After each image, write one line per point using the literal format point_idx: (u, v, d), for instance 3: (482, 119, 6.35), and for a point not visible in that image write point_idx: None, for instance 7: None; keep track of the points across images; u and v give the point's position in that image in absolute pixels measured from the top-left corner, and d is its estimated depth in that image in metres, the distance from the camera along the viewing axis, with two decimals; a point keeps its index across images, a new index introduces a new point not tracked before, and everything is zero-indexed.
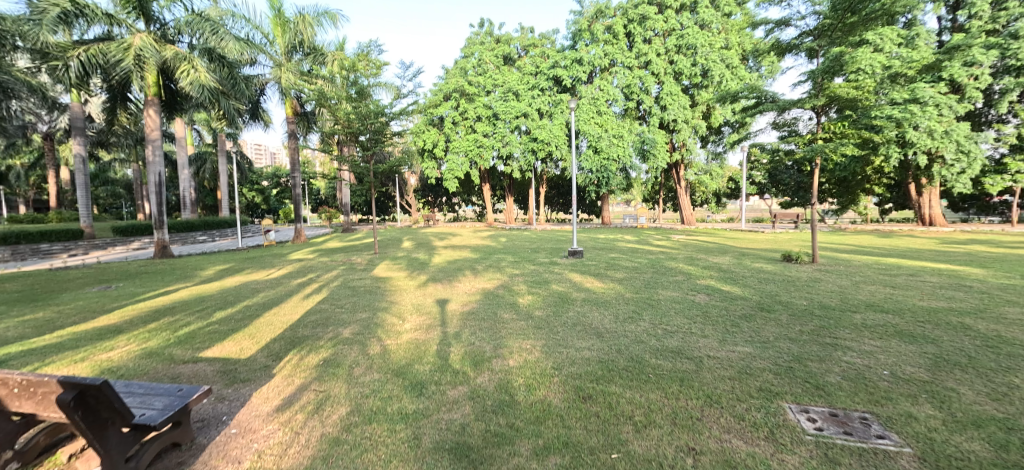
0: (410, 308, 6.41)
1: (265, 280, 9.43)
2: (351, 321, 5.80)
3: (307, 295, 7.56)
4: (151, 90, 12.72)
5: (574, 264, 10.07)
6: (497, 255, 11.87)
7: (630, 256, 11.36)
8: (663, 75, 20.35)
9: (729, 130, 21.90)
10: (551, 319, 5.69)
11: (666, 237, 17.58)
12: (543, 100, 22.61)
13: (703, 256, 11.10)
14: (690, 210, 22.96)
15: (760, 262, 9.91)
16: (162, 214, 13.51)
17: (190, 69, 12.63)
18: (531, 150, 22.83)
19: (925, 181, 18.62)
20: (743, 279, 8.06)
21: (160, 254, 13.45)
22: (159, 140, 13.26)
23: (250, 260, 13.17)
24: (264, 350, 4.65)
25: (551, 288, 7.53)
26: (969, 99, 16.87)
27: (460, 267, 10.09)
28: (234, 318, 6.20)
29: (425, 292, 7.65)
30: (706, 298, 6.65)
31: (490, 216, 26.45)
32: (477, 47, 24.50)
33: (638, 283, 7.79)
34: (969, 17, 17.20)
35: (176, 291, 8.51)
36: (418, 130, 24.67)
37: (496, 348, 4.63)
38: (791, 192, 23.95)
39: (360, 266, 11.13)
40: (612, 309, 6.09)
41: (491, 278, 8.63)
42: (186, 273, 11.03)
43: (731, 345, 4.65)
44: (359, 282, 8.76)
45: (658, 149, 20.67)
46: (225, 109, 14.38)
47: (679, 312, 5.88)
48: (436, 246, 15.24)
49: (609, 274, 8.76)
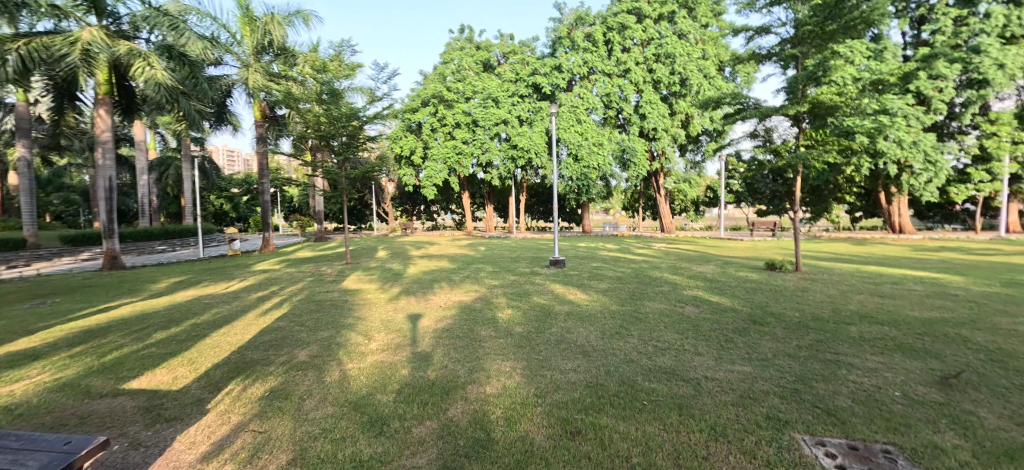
0: (378, 325, 5.85)
1: (221, 294, 8.67)
2: (310, 341, 5.19)
3: (266, 311, 6.90)
4: (102, 88, 11.78)
5: (556, 274, 9.65)
6: (476, 265, 11.35)
7: (613, 265, 11.02)
8: (642, 84, 20.36)
9: (707, 139, 22.05)
10: (532, 336, 5.22)
11: (647, 245, 17.40)
12: (523, 107, 22.34)
13: (687, 265, 10.86)
14: (670, 219, 22.97)
15: (745, 271, 9.71)
16: (111, 221, 12.44)
17: (147, 66, 11.79)
18: (511, 158, 22.46)
19: (894, 189, 19.05)
20: (730, 288, 7.79)
21: (108, 266, 12.35)
22: (110, 142, 12.28)
23: (209, 271, 12.27)
24: (202, 379, 4.03)
25: (532, 300, 7.08)
26: (935, 111, 17.36)
27: (436, 278, 9.52)
28: (177, 340, 5.51)
29: (396, 306, 7.08)
30: (695, 310, 6.30)
31: (469, 225, 25.88)
32: (456, 53, 24.16)
33: (622, 294, 7.42)
34: (933, 33, 17.77)
35: (118, 307, 7.69)
36: (395, 136, 24.05)
37: (471, 372, 4.12)
38: (767, 201, 24.25)
39: (329, 277, 10.44)
40: (598, 324, 5.67)
41: (468, 290, 8.10)
42: (135, 286, 10.12)
43: (729, 364, 4.27)
44: (325, 295, 8.11)
45: (638, 157, 20.60)
46: (185, 110, 13.47)
47: (669, 326, 5.51)
48: (412, 256, 14.63)
49: (592, 284, 8.37)
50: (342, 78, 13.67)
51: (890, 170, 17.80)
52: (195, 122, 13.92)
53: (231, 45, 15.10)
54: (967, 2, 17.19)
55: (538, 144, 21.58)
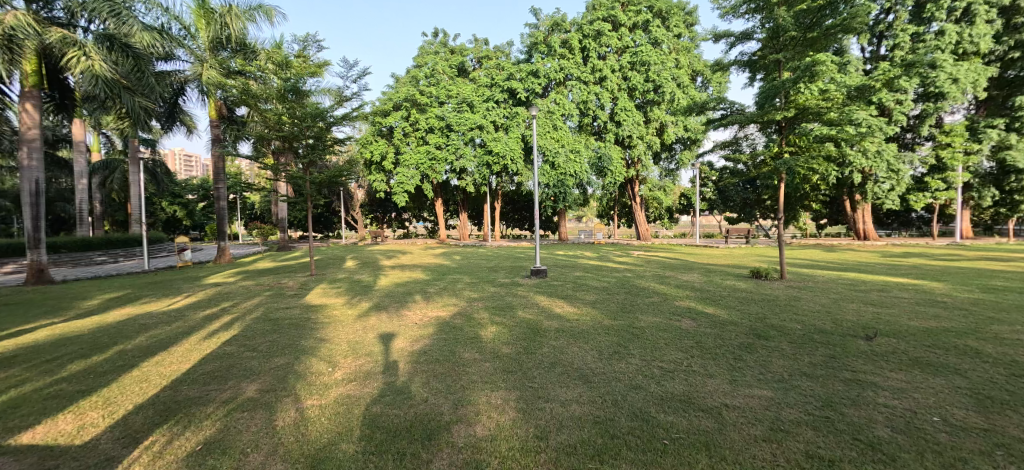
0: (343, 348, 5.12)
1: (162, 312, 7.64)
2: (262, 371, 4.42)
3: (212, 333, 6.00)
4: (29, 79, 10.45)
5: (538, 285, 9.10)
6: (452, 276, 10.66)
7: (595, 275, 10.59)
8: (617, 92, 20.28)
9: (681, 147, 22.20)
10: (522, 358, 4.62)
11: (625, 253, 17.17)
12: (498, 112, 21.86)
13: (671, 273, 10.55)
14: (645, 226, 22.95)
15: (731, 279, 9.46)
16: (38, 230, 11.01)
17: (82, 56, 10.57)
18: (486, 164, 21.87)
19: (859, 197, 19.67)
20: (722, 299, 7.45)
21: (33, 280, 10.91)
22: (38, 141, 10.88)
23: (153, 285, 11.03)
24: (117, 430, 3.23)
25: (517, 315, 6.50)
26: (896, 122, 18.04)
27: (409, 291, 8.78)
28: (98, 372, 4.60)
29: (366, 324, 6.34)
30: (692, 324, 5.88)
31: (443, 233, 25.04)
32: (430, 57, 23.51)
33: (612, 307, 6.96)
34: (893, 48, 18.52)
35: (32, 330, 6.57)
36: (365, 141, 23.08)
37: (455, 407, 3.50)
38: (739, 208, 24.66)
39: (289, 291, 9.51)
40: (592, 341, 5.15)
41: (446, 304, 7.43)
42: (62, 304, 8.89)
43: (746, 388, 3.81)
44: (284, 312, 7.26)
45: (614, 165, 20.46)
46: (128, 106, 12.20)
47: (669, 343, 5.05)
48: (383, 266, 13.76)
49: (578, 296, 7.86)
50: (308, 77, 12.69)
51: (856, 179, 18.32)
52: (140, 120, 12.64)
53: (184, 39, 13.96)
54: (922, 20, 18.05)
55: (514, 150, 21.07)
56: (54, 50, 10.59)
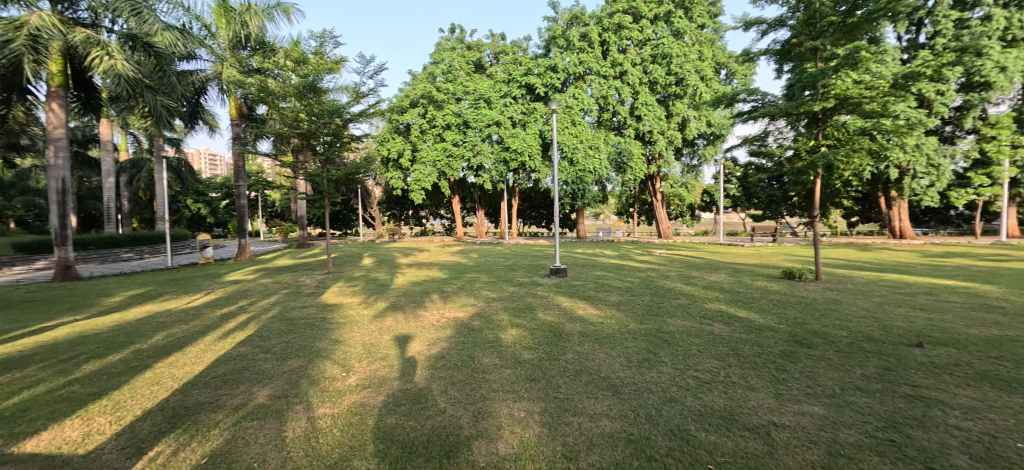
0: (358, 351, 4.93)
1: (180, 310, 7.61)
2: (275, 375, 4.26)
3: (227, 333, 5.91)
4: (55, 79, 10.61)
5: (559, 285, 8.79)
6: (469, 274, 10.44)
7: (617, 274, 10.22)
8: (638, 86, 19.74)
9: (703, 143, 21.50)
10: (546, 365, 4.35)
11: (646, 251, 16.70)
12: (516, 108, 21.53)
13: (697, 273, 10.11)
14: (667, 224, 22.37)
15: (762, 280, 8.98)
16: (64, 227, 11.23)
17: (105, 55, 10.68)
18: (503, 160, 21.59)
19: (894, 194, 18.75)
20: (754, 301, 7.02)
21: (60, 277, 11.13)
22: (64, 140, 11.06)
23: (175, 282, 11.14)
24: (123, 438, 3.09)
25: (537, 317, 6.23)
26: (937, 114, 17.06)
27: (426, 290, 8.58)
28: (112, 373, 4.52)
29: (382, 325, 6.16)
30: (725, 328, 5.51)
31: (460, 230, 24.87)
32: (447, 53, 23.32)
33: (637, 309, 6.62)
34: (934, 35, 17.48)
35: (53, 328, 6.59)
36: (382, 138, 23.09)
37: (475, 420, 3.24)
38: (765, 205, 23.83)
39: (306, 289, 9.44)
40: (619, 347, 4.84)
41: (464, 304, 7.20)
42: (86, 301, 9.00)
43: (794, 404, 3.46)
44: (300, 311, 7.15)
45: (634, 161, 19.95)
46: (150, 105, 12.33)
47: (703, 349, 4.70)
48: (400, 264, 13.65)
49: (601, 297, 7.53)
50: (325, 74, 12.58)
51: (892, 174, 17.42)
52: (162, 119, 12.76)
53: (205, 38, 14.11)
54: (966, 5, 17.00)
55: (532, 146, 20.71)
56: (79, 49, 10.75)
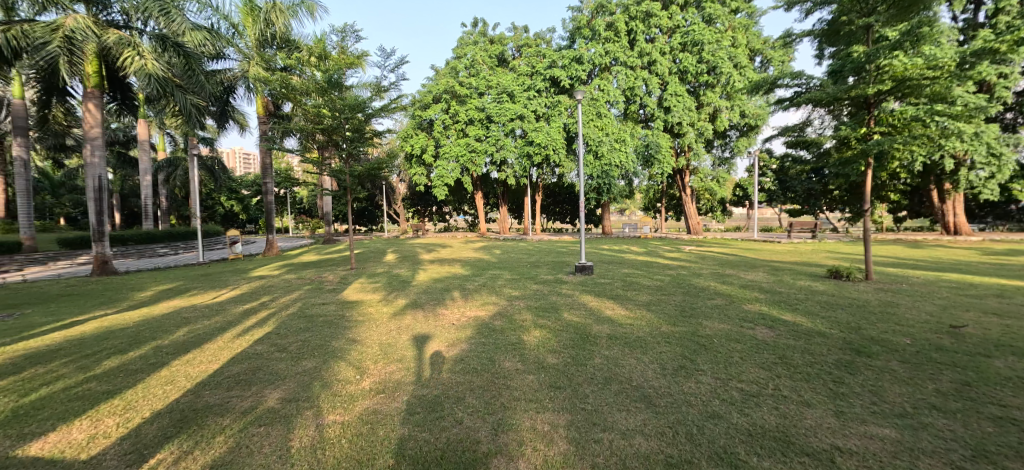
0: (375, 352, 4.73)
1: (205, 306, 7.65)
2: (288, 376, 4.10)
3: (247, 330, 5.83)
4: (90, 80, 10.91)
5: (584, 283, 8.41)
6: (492, 271, 10.18)
7: (647, 271, 9.75)
8: (666, 76, 19.00)
9: (736, 134, 20.51)
10: (572, 371, 4.02)
11: (676, 248, 16.04)
12: (540, 101, 21.10)
13: (732, 271, 9.53)
14: (696, 219, 21.54)
15: (804, 279, 8.35)
16: (101, 224, 11.58)
17: (136, 55, 10.91)
18: (527, 155, 21.22)
19: (948, 186, 17.42)
20: (799, 302, 6.47)
21: (98, 271, 11.51)
22: (99, 139, 11.39)
23: (204, 277, 11.34)
24: (128, 443, 2.95)
25: (562, 317, 5.89)
26: (999, 99, 15.68)
27: (447, 288, 8.36)
28: (130, 370, 4.46)
29: (401, 324, 5.96)
30: (769, 333, 5.03)
31: (483, 226, 24.66)
32: (469, 47, 23.10)
33: (669, 309, 6.20)
34: (996, 13, 16.04)
35: (83, 323, 6.71)
36: (406, 134, 23.12)
37: (495, 434, 2.95)
38: (802, 200, 22.61)
39: (328, 285, 9.38)
40: (651, 352, 4.47)
41: (485, 302, 6.93)
42: (118, 295, 9.21)
43: (858, 424, 3.03)
44: (320, 307, 7.04)
45: (663, 154, 19.21)
46: (180, 103, 12.56)
47: (745, 357, 4.27)
48: (422, 260, 13.54)
49: (629, 296, 7.12)
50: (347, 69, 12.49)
51: (947, 165, 16.10)
52: (192, 118, 13.02)
53: (232, 38, 14.29)
54: None
55: (556, 140, 20.25)
56: (112, 50, 11.00)
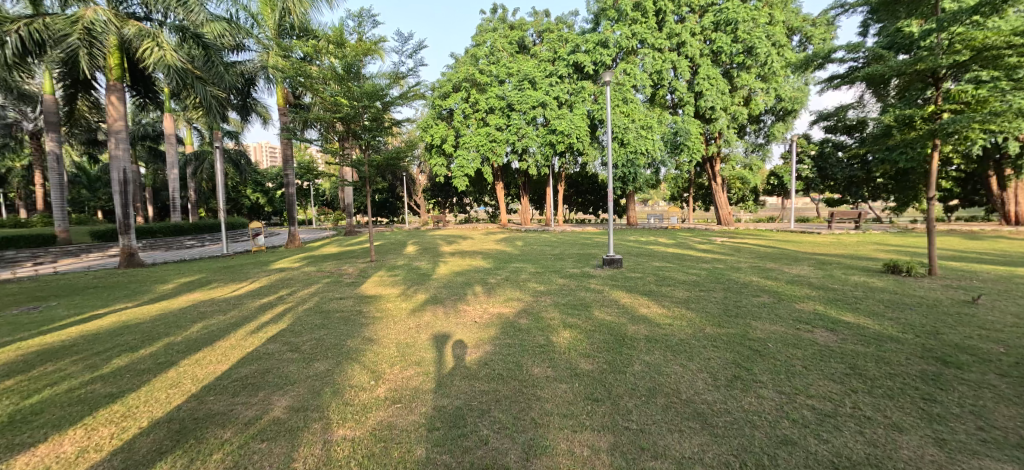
0: (392, 353, 4.37)
1: (222, 299, 7.48)
2: (300, 380, 3.79)
3: (262, 325, 5.60)
4: (112, 73, 10.90)
5: (614, 277, 7.89)
6: (515, 265, 9.75)
7: (680, 265, 9.16)
8: (697, 58, 18.04)
9: (771, 119, 19.39)
10: (610, 380, 3.56)
11: (707, 239, 15.26)
12: (562, 88, 20.39)
13: (774, 265, 8.82)
14: (727, 210, 20.59)
15: (858, 273, 7.63)
16: (127, 216, 11.67)
17: (155, 47, 10.83)
18: (549, 143, 20.60)
19: (1010, 172, 16.07)
20: (858, 301, 5.82)
21: (125, 263, 11.64)
22: (123, 132, 11.41)
23: (227, 269, 11.32)
24: (120, 459, 2.67)
25: (593, 315, 5.44)
26: None
27: (469, 282, 7.99)
28: (138, 370, 4.23)
29: (421, 321, 5.61)
30: (831, 336, 4.45)
31: (505, 218, 24.22)
32: (489, 35, 22.52)
33: (710, 307, 5.66)
34: None
35: (101, 317, 6.59)
36: (426, 125, 22.80)
37: (525, 460, 2.53)
38: (842, 188, 21.33)
39: (347, 278, 9.15)
40: (698, 358, 3.96)
41: (509, 298, 6.52)
42: (141, 288, 9.19)
43: (970, 457, 2.48)
44: (338, 302, 6.78)
45: (693, 140, 18.33)
46: (200, 95, 12.47)
47: (810, 366, 3.72)
48: (443, 252, 13.23)
49: (664, 293, 6.58)
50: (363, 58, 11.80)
51: (1010, 149, 14.73)
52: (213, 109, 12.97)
53: (251, 29, 14.22)
54: None
55: (579, 128, 19.58)
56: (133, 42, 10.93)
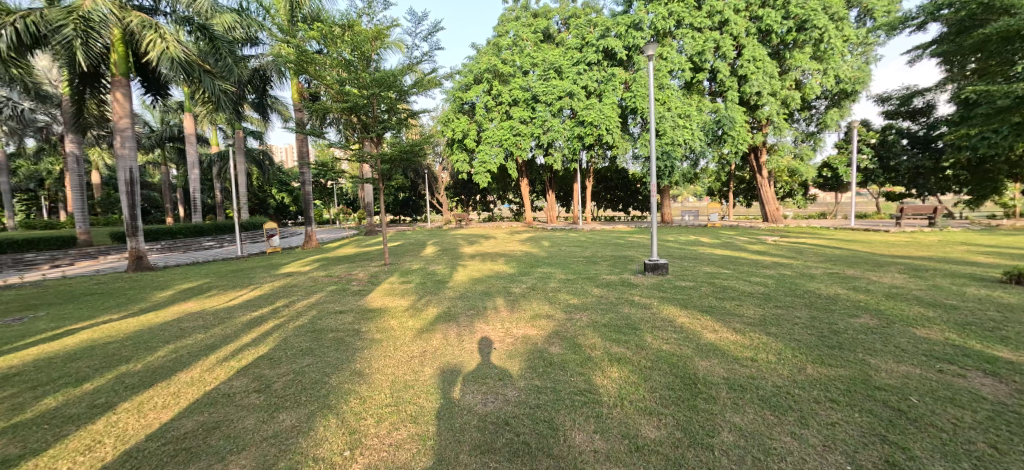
0: (382, 400, 3.28)
1: (212, 312, 6.62)
2: (250, 443, 2.77)
3: (240, 349, 4.66)
4: (117, 68, 10.34)
5: (661, 287, 6.62)
6: (542, 270, 8.62)
7: (737, 271, 7.82)
8: (742, 38, 16.38)
9: (824, 105, 17.50)
10: (694, 463, 2.37)
11: (756, 238, 13.68)
12: (591, 76, 18.99)
13: (854, 271, 7.31)
14: (775, 206, 18.79)
15: (972, 285, 6.15)
16: (134, 218, 11.12)
17: (158, 38, 10.14)
18: (578, 136, 19.35)
19: None
20: (1004, 327, 4.39)
21: (133, 267, 11.09)
22: (129, 130, 10.85)
23: (234, 274, 10.63)
24: None
25: (646, 343, 4.21)
26: None
27: (489, 291, 6.92)
28: (65, 416, 3.31)
29: (429, 347, 4.52)
30: (1003, 391, 3.09)
31: (530, 215, 23.07)
32: (512, 24, 21.28)
33: (800, 335, 4.34)
34: None
35: (74, 332, 5.82)
36: (447, 119, 21.90)
37: None
38: (906, 180, 19.15)
39: (356, 285, 8.22)
40: (817, 424, 2.73)
41: (537, 316, 5.38)
42: (138, 295, 8.51)
43: None
44: (337, 317, 5.80)
45: (738, 129, 16.75)
46: (208, 90, 11.70)
47: (1003, 448, 2.45)
48: (464, 254, 12.25)
49: (730, 310, 5.24)
50: (377, 53, 10.77)
51: None
52: (223, 105, 12.22)
53: (263, 20, 13.54)
54: None
55: (610, 117, 18.20)
56: (136, 34, 10.29)
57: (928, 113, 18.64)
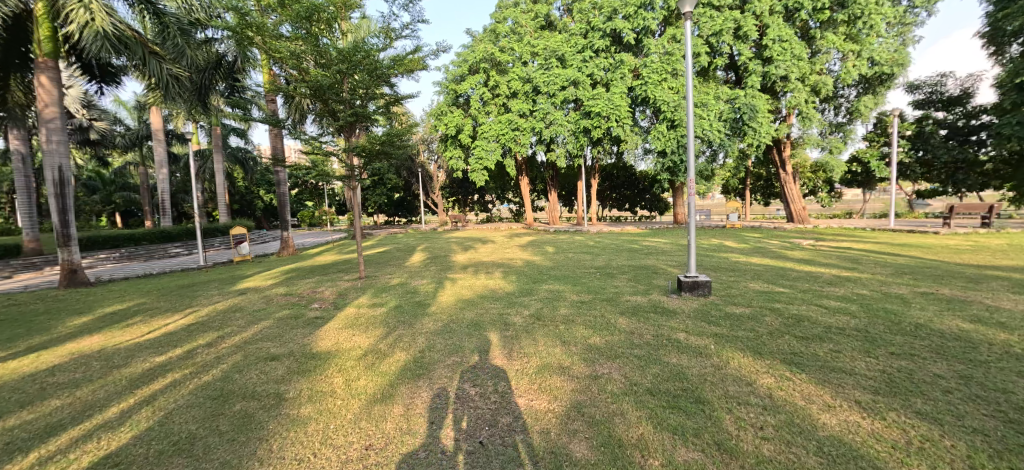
0: None
1: (110, 353, 4.99)
2: None
3: (81, 439, 3.03)
4: (42, 47, 8.79)
5: (709, 316, 4.99)
6: (548, 287, 6.96)
7: (796, 288, 6.17)
8: (767, 16, 14.68)
9: (854, 93, 15.84)
10: None
11: (789, 242, 12.01)
12: (597, 63, 17.34)
13: (952, 291, 5.65)
14: (801, 204, 17.23)
15: None
16: (66, 225, 9.45)
17: (80, 7, 8.51)
18: (583, 130, 17.72)
19: None
20: None
21: (65, 283, 9.40)
22: (57, 120, 9.19)
23: (182, 290, 8.97)
24: None
25: (731, 439, 2.54)
26: None
27: (480, 322, 5.26)
28: None
29: (377, 436, 2.87)
30: None
31: (530, 216, 21.33)
32: (511, 10, 19.67)
33: (981, 422, 2.66)
34: None
35: None
36: (440, 113, 20.30)
37: None
38: (944, 176, 17.58)
39: (315, 309, 6.58)
40: None
41: (546, 369, 3.72)
42: (46, 323, 6.84)
43: None
44: (262, 368, 4.13)
45: (761, 119, 15.10)
46: (155, 73, 10.08)
47: None
48: (456, 263, 10.54)
49: (830, 362, 3.55)
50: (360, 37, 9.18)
51: None
52: (176, 93, 10.72)
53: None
54: None
55: (619, 108, 16.50)
56: (60, 3, 8.71)
57: (963, 102, 16.80)
